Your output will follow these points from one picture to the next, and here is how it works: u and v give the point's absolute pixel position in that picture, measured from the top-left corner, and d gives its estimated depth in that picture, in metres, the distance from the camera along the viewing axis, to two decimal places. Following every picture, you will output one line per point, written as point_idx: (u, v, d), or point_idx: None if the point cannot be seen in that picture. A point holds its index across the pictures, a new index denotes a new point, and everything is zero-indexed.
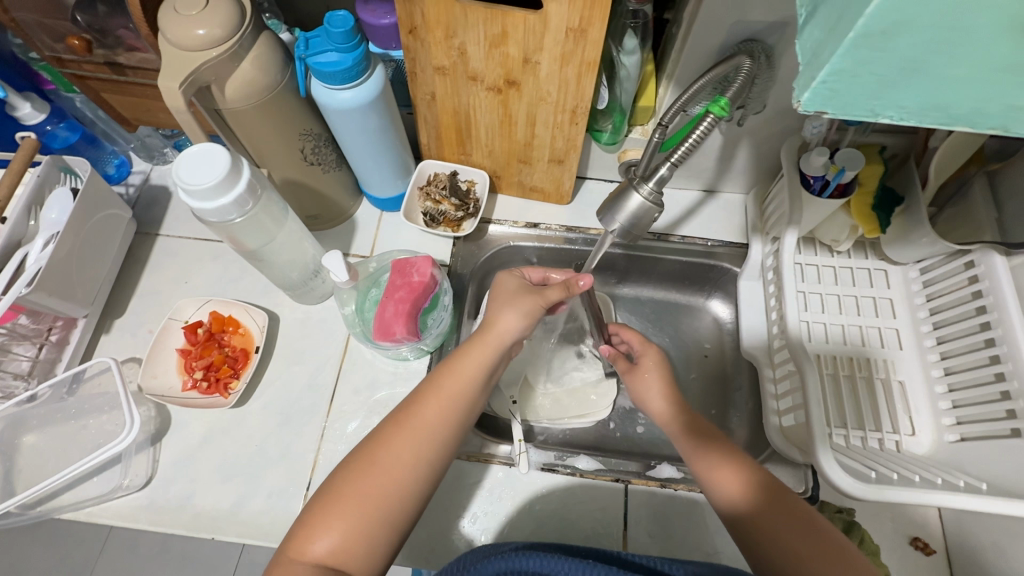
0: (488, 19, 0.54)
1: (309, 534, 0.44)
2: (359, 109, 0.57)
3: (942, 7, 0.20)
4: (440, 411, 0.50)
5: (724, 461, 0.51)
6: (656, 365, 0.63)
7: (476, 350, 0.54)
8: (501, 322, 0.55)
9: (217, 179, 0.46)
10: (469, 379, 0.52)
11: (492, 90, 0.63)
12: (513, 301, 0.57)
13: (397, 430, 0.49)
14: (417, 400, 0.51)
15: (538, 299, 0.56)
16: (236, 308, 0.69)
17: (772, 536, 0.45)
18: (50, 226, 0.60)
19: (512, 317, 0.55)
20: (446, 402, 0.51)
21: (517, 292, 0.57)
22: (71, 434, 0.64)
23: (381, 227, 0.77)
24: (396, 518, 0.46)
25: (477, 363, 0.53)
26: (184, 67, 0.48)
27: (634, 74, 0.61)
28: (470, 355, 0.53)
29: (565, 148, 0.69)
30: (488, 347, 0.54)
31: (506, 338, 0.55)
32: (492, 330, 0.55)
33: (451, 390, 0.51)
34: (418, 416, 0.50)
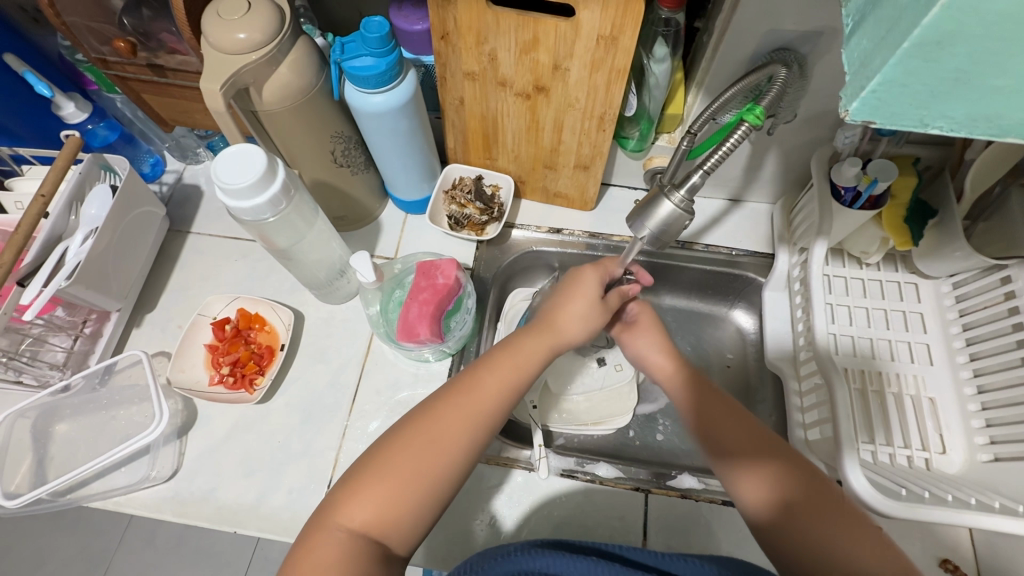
0: (521, 25, 0.55)
1: (353, 503, 0.44)
2: (390, 112, 0.58)
3: (998, 18, 0.19)
4: (496, 399, 0.51)
5: (742, 456, 0.49)
6: (651, 322, 0.63)
7: (535, 342, 0.55)
8: (567, 326, 0.56)
9: (254, 179, 0.47)
10: (526, 373, 0.53)
11: (521, 96, 0.63)
12: (588, 310, 0.57)
13: (453, 409, 0.49)
14: (474, 383, 0.51)
15: (605, 314, 0.58)
16: (263, 306, 0.70)
17: (798, 527, 0.44)
18: (90, 221, 0.62)
19: (580, 322, 0.57)
20: (503, 391, 0.51)
21: (593, 300, 0.57)
22: (102, 425, 0.66)
23: (405, 229, 0.78)
24: (437, 496, 0.46)
25: (537, 360, 0.54)
26: (225, 69, 0.49)
27: (663, 83, 0.61)
28: (531, 348, 0.55)
29: (592, 154, 0.69)
30: (549, 342, 0.55)
31: (569, 337, 0.57)
32: (558, 329, 0.56)
33: (508, 379, 0.52)
34: (474, 399, 0.50)
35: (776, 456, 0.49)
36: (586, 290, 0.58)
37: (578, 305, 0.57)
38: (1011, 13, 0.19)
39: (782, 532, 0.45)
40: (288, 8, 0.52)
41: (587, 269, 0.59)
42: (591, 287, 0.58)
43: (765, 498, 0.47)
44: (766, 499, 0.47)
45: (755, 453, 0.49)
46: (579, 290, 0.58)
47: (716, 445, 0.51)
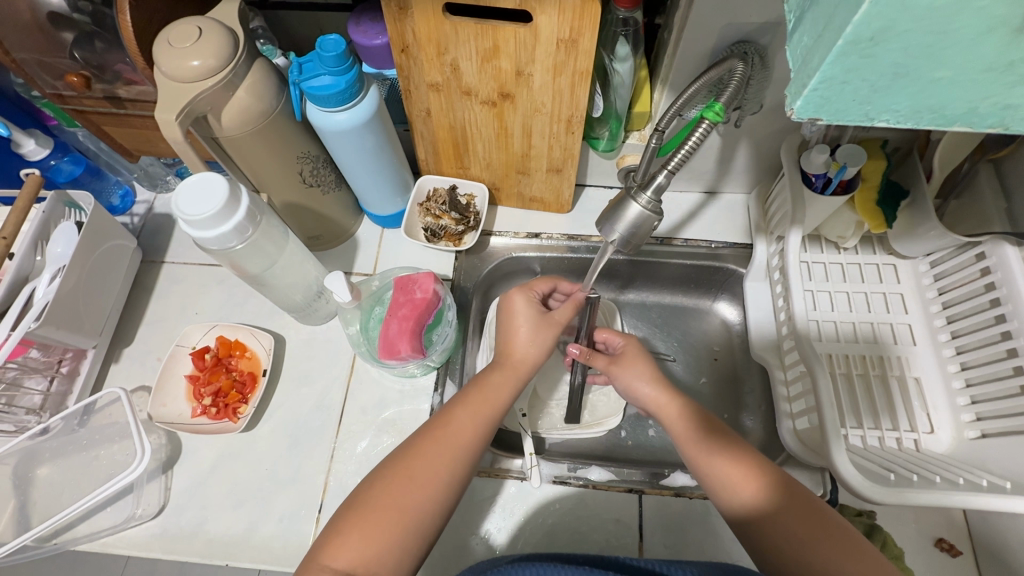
0: (480, 33, 0.54)
1: (337, 542, 0.43)
2: (355, 130, 0.58)
3: (928, 12, 0.19)
4: (473, 428, 0.51)
5: (726, 455, 0.49)
6: (639, 354, 0.61)
7: (503, 377, 0.55)
8: (522, 350, 0.57)
9: (216, 209, 0.47)
10: (497, 403, 0.53)
11: (487, 104, 0.63)
12: (535, 336, 0.58)
13: (432, 442, 0.49)
14: (449, 417, 0.51)
15: (552, 329, 0.59)
16: (243, 332, 0.69)
17: (777, 525, 0.45)
18: (56, 260, 0.60)
19: (533, 346, 0.58)
20: (480, 422, 0.51)
21: (535, 325, 0.59)
22: (84, 465, 0.65)
23: (383, 244, 0.78)
24: (421, 528, 0.45)
25: (505, 391, 0.54)
26: (180, 98, 0.48)
27: (628, 81, 0.60)
28: (498, 382, 0.55)
29: (563, 157, 0.69)
30: (513, 376, 0.56)
31: (530, 363, 0.58)
32: (517, 361, 0.57)
33: (483, 410, 0.52)
34: (452, 429, 0.50)
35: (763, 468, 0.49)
36: (522, 319, 0.59)
37: (524, 333, 0.58)
38: (939, 7, 0.19)
39: (762, 532, 0.46)
40: (242, 32, 0.52)
41: (516, 294, 0.61)
42: (525, 313, 0.60)
43: (753, 505, 0.47)
44: (760, 497, 0.47)
45: (742, 459, 0.49)
46: (522, 311, 0.60)
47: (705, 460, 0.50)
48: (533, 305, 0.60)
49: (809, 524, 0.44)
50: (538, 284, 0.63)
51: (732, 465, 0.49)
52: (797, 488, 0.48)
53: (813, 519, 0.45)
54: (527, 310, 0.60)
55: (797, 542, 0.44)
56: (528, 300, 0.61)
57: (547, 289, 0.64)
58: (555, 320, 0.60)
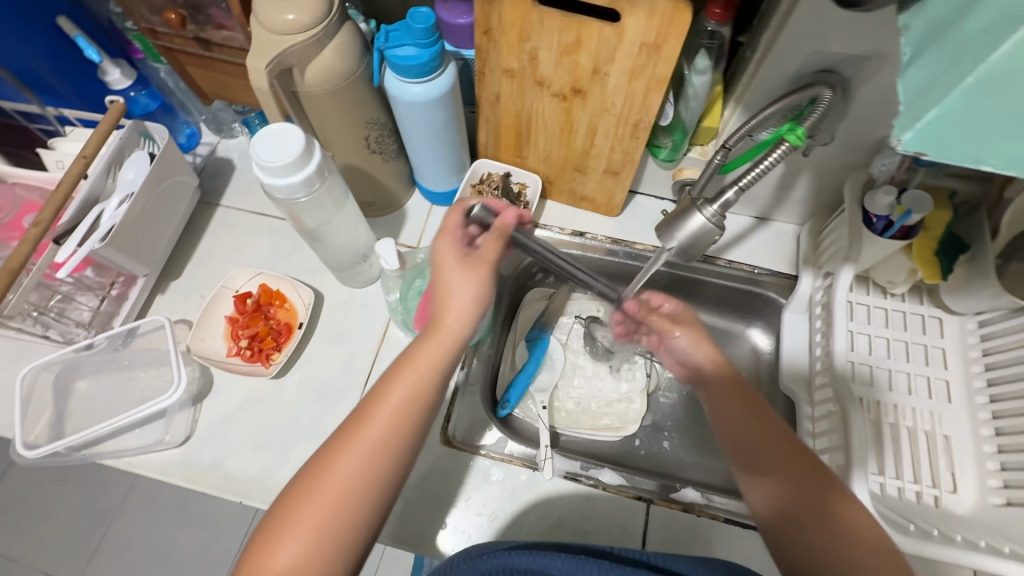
0: (564, 27, 0.55)
1: (265, 553, 0.40)
2: (426, 104, 0.59)
3: None
4: (403, 410, 0.46)
5: (755, 473, 0.50)
6: (690, 322, 0.61)
7: (426, 347, 0.49)
8: (451, 314, 0.51)
9: (292, 158, 0.48)
10: (429, 375, 0.48)
11: (557, 97, 0.63)
12: (454, 277, 0.53)
13: (356, 431, 0.44)
14: (379, 399, 0.46)
15: (478, 268, 0.54)
16: (285, 283, 0.72)
17: (796, 538, 0.45)
18: (127, 186, 0.62)
19: (466, 315, 0.52)
20: (412, 401, 0.46)
21: (460, 263, 0.54)
22: (123, 384, 0.68)
23: (430, 219, 0.79)
24: (358, 526, 0.42)
25: (439, 362, 0.49)
26: (272, 48, 0.50)
27: (701, 95, 0.60)
28: (422, 354, 0.49)
29: (622, 161, 0.69)
30: (440, 346, 0.50)
31: (450, 330, 0.51)
32: (440, 329, 0.51)
33: (418, 390, 0.47)
34: (380, 414, 0.45)
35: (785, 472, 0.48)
36: (453, 268, 0.54)
37: (461, 300, 0.52)
38: None
39: (785, 542, 0.45)
40: None
41: (442, 237, 0.56)
42: (449, 250, 0.55)
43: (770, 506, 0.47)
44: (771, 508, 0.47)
45: (785, 454, 0.49)
46: (446, 273, 0.54)
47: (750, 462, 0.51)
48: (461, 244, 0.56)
49: (825, 527, 0.44)
50: (456, 218, 0.57)
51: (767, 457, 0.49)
52: (831, 484, 0.46)
53: (827, 525, 0.44)
54: (446, 273, 0.54)
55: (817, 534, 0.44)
56: (451, 237, 0.56)
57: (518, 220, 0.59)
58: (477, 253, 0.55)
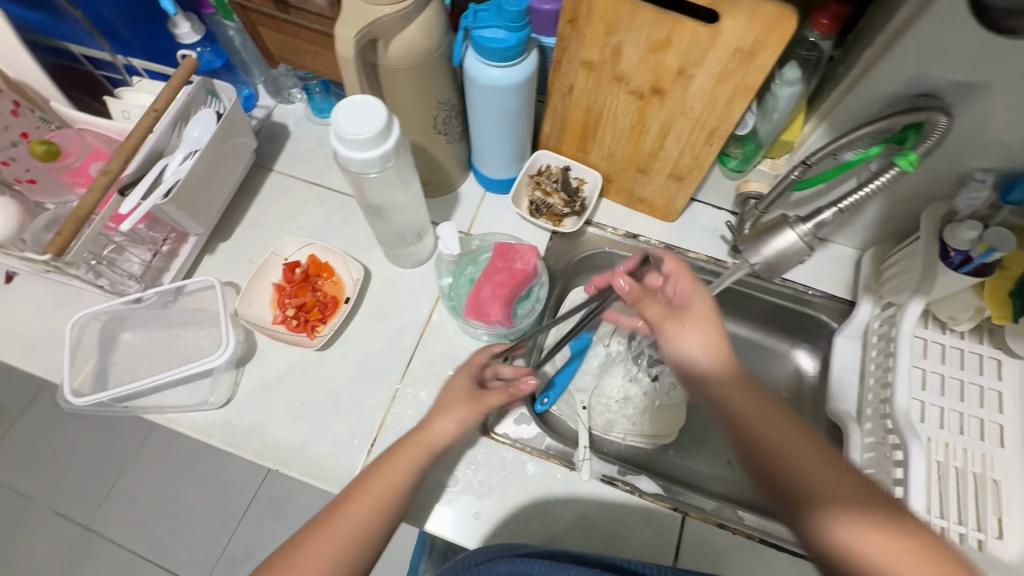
0: (656, 23, 0.53)
1: None
2: (504, 89, 0.58)
3: None
4: (368, 515, 0.48)
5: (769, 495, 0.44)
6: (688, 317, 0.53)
7: (404, 457, 0.52)
8: (436, 425, 0.54)
9: (373, 133, 0.47)
10: (398, 486, 0.50)
11: (634, 95, 0.62)
12: (452, 404, 0.56)
13: (318, 532, 0.47)
14: (346, 501, 0.49)
15: (477, 401, 0.56)
16: (334, 257, 0.71)
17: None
18: (192, 143, 0.61)
19: (447, 430, 0.54)
20: (377, 506, 0.49)
21: (461, 396, 0.57)
22: (169, 340, 0.68)
23: (483, 205, 0.78)
24: None
25: (408, 473, 0.51)
26: (362, 17, 0.48)
27: (784, 107, 0.58)
28: (396, 463, 0.52)
29: (690, 166, 0.67)
30: (418, 453, 0.53)
31: (433, 446, 0.53)
32: (424, 437, 0.53)
33: (384, 498, 0.49)
34: (345, 516, 0.48)
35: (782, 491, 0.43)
36: (451, 402, 0.56)
37: (451, 420, 0.55)
38: None
39: None
40: None
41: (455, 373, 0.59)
42: (454, 389, 0.57)
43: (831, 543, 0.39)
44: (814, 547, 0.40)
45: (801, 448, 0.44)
46: (449, 396, 0.57)
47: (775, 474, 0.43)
48: (470, 380, 0.58)
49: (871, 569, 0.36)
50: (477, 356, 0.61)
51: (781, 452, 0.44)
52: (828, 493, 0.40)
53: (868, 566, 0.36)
54: (447, 396, 0.57)
55: (773, 436, 0.45)
56: (463, 376, 0.59)
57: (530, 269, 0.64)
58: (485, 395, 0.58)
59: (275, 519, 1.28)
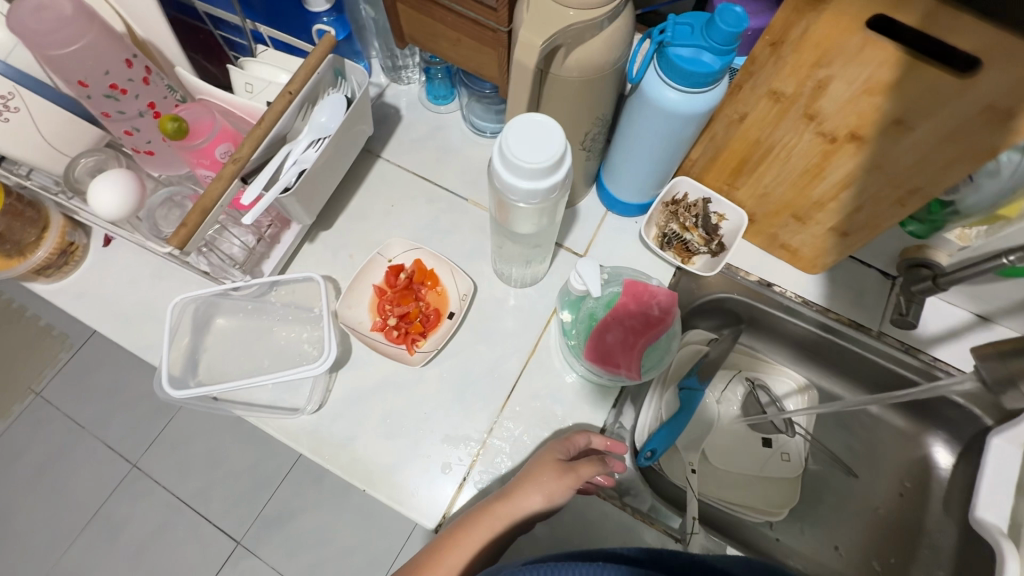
0: (889, 63, 0.44)
1: None
2: (681, 116, 0.50)
3: None
4: None
5: None
6: None
7: (483, 527, 0.49)
8: (518, 499, 0.50)
9: (545, 165, 0.40)
10: (473, 559, 0.49)
11: (823, 137, 0.53)
12: (537, 476, 0.51)
13: None
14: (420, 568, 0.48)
15: (567, 480, 0.51)
16: (442, 265, 0.66)
17: None
18: (316, 129, 0.56)
19: (530, 505, 0.50)
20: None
21: (550, 470, 0.52)
22: (261, 332, 0.64)
23: (603, 227, 0.70)
24: None
25: (486, 543, 0.49)
26: (553, 22, 0.41)
27: (1012, 176, 0.49)
28: (475, 533, 0.49)
29: (864, 223, 0.58)
30: (499, 524, 0.49)
31: (515, 519, 0.50)
32: (506, 510, 0.50)
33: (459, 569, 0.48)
34: None
35: None
36: (539, 473, 0.52)
37: (535, 496, 0.50)
38: None
39: None
40: None
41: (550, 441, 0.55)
42: (545, 458, 0.53)
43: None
44: None
45: None
46: (537, 466, 0.52)
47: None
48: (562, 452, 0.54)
49: None
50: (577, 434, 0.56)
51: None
52: None
53: None
54: (536, 466, 0.52)
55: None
56: (554, 450, 0.54)
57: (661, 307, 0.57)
58: (574, 472, 0.52)
59: (312, 488, 1.24)
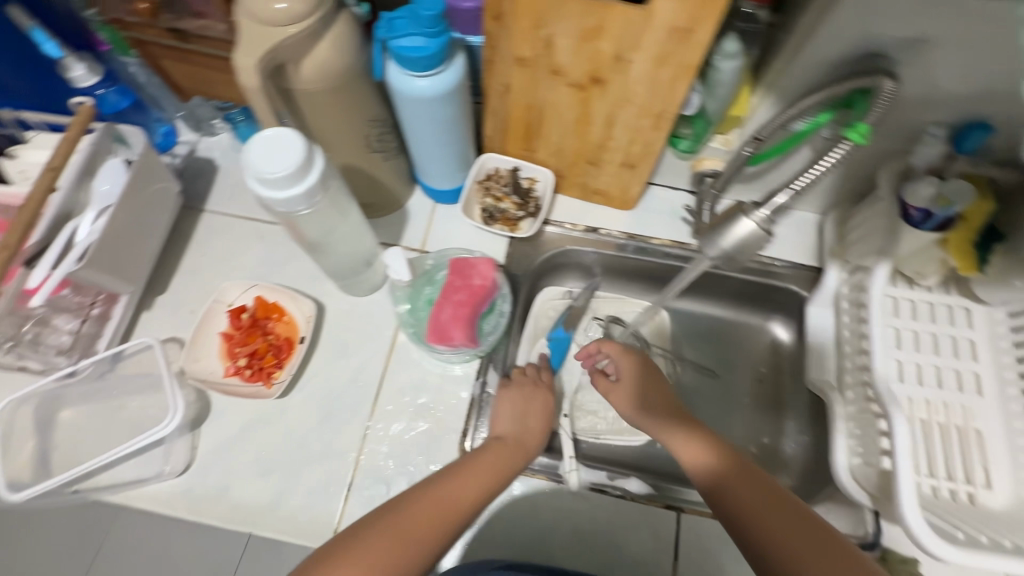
0: (586, 10, 0.50)
1: None
2: (434, 99, 0.53)
3: None
4: (469, 500, 0.50)
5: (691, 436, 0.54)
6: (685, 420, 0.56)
7: (515, 451, 0.56)
8: (540, 426, 0.61)
9: (291, 169, 0.43)
10: (507, 472, 0.54)
11: (574, 87, 0.58)
12: (537, 411, 0.62)
13: (427, 496, 0.48)
14: (454, 473, 0.51)
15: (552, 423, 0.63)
16: (282, 295, 0.66)
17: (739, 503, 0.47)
18: (102, 199, 0.56)
19: (542, 437, 0.60)
20: (484, 487, 0.51)
21: (543, 411, 0.62)
22: (112, 412, 0.63)
23: (433, 219, 0.74)
24: None
25: (515, 460, 0.55)
26: (264, 42, 0.44)
27: (730, 82, 0.56)
28: (510, 451, 0.56)
29: (642, 153, 0.64)
30: (523, 451, 0.57)
31: (536, 445, 0.59)
32: (526, 444, 0.58)
33: (486, 476, 0.52)
34: (457, 486, 0.50)
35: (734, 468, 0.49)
36: (541, 414, 0.62)
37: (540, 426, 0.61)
38: None
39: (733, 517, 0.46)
40: None
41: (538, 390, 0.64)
42: (543, 402, 0.63)
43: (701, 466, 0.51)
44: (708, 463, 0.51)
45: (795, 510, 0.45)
46: (540, 409, 0.62)
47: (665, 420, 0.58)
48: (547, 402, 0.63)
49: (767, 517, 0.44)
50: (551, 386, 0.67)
51: (795, 559, 0.42)
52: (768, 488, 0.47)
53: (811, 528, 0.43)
54: (539, 409, 0.62)
55: (737, 504, 0.47)
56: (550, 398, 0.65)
57: (482, 278, 0.61)
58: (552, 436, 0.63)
59: None
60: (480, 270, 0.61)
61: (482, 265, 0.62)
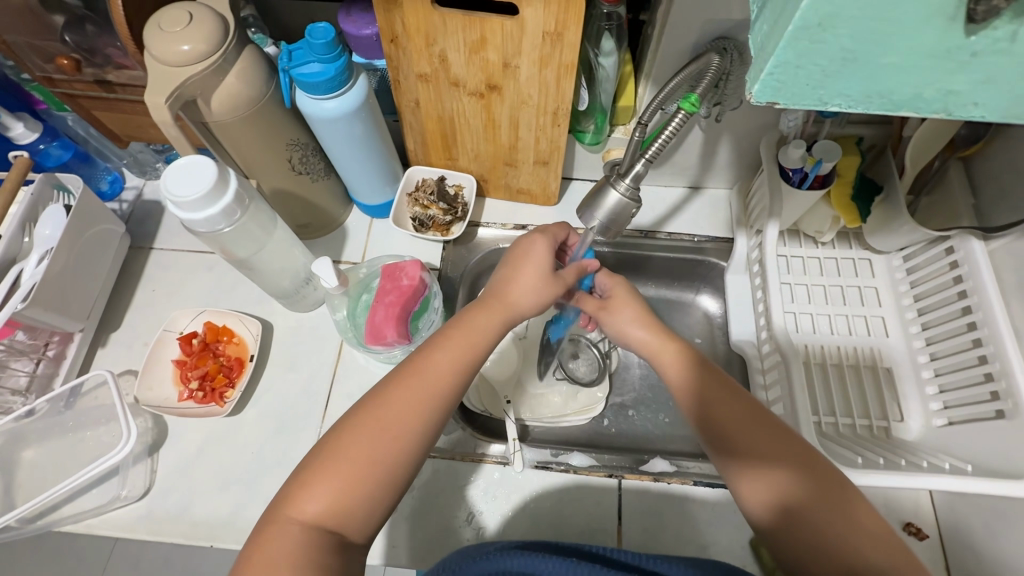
0: (467, 25, 0.55)
1: (305, 492, 0.42)
2: (342, 118, 0.58)
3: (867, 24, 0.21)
4: (450, 371, 0.48)
5: (769, 460, 0.46)
6: (627, 297, 0.60)
7: (491, 316, 0.53)
8: (518, 295, 0.54)
9: (202, 191, 0.47)
10: (482, 343, 0.51)
11: (475, 95, 0.64)
12: (536, 279, 0.54)
13: (402, 387, 0.46)
14: (423, 362, 0.48)
15: (556, 288, 0.55)
16: (230, 318, 0.70)
17: (808, 513, 0.43)
18: (44, 242, 0.60)
19: (532, 298, 0.54)
20: (463, 359, 0.49)
21: (543, 275, 0.55)
22: (71, 447, 0.65)
23: (371, 234, 0.78)
24: (393, 481, 0.44)
25: (488, 334, 0.52)
26: (171, 82, 0.49)
27: (612, 75, 0.62)
28: (483, 321, 0.52)
29: (550, 150, 0.70)
30: (501, 314, 0.53)
31: (521, 309, 0.54)
32: (509, 302, 0.53)
33: (462, 351, 0.50)
34: (430, 367, 0.48)
35: (795, 462, 0.46)
36: (534, 262, 0.55)
37: (529, 279, 0.54)
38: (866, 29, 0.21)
39: (793, 522, 0.44)
40: (231, 18, 0.52)
41: (536, 237, 0.56)
42: (539, 258, 0.55)
43: (773, 502, 0.45)
44: (772, 484, 0.45)
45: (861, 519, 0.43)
46: (525, 248, 0.56)
47: (726, 444, 0.48)
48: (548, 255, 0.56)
49: (818, 521, 0.43)
50: (556, 230, 0.59)
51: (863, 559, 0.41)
52: (833, 481, 0.45)
53: (884, 544, 0.42)
54: (526, 249, 0.55)
55: (822, 537, 0.42)
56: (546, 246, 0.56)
57: (413, 279, 0.65)
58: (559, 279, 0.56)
59: None
60: (410, 272, 0.65)
61: (413, 269, 0.65)
